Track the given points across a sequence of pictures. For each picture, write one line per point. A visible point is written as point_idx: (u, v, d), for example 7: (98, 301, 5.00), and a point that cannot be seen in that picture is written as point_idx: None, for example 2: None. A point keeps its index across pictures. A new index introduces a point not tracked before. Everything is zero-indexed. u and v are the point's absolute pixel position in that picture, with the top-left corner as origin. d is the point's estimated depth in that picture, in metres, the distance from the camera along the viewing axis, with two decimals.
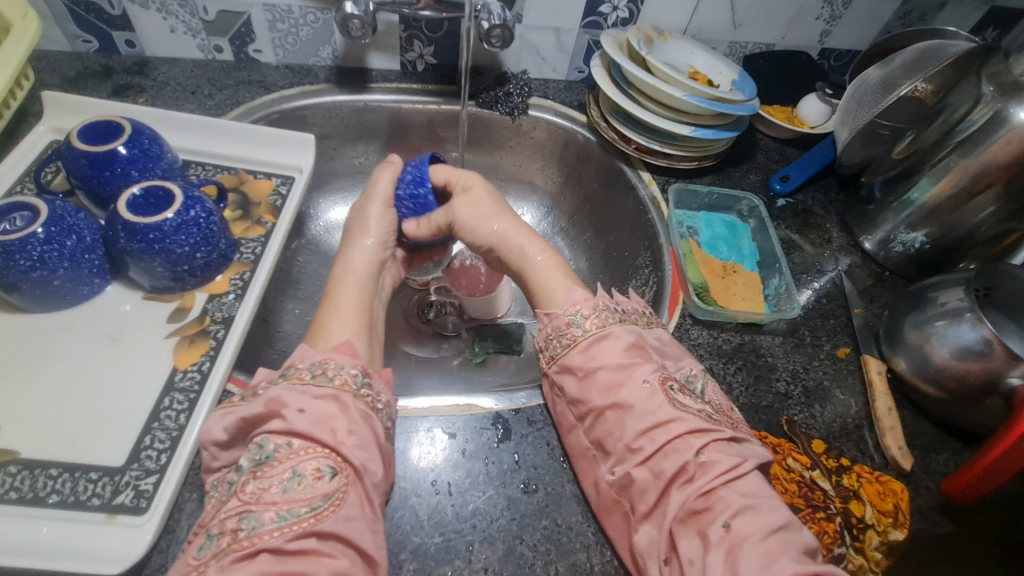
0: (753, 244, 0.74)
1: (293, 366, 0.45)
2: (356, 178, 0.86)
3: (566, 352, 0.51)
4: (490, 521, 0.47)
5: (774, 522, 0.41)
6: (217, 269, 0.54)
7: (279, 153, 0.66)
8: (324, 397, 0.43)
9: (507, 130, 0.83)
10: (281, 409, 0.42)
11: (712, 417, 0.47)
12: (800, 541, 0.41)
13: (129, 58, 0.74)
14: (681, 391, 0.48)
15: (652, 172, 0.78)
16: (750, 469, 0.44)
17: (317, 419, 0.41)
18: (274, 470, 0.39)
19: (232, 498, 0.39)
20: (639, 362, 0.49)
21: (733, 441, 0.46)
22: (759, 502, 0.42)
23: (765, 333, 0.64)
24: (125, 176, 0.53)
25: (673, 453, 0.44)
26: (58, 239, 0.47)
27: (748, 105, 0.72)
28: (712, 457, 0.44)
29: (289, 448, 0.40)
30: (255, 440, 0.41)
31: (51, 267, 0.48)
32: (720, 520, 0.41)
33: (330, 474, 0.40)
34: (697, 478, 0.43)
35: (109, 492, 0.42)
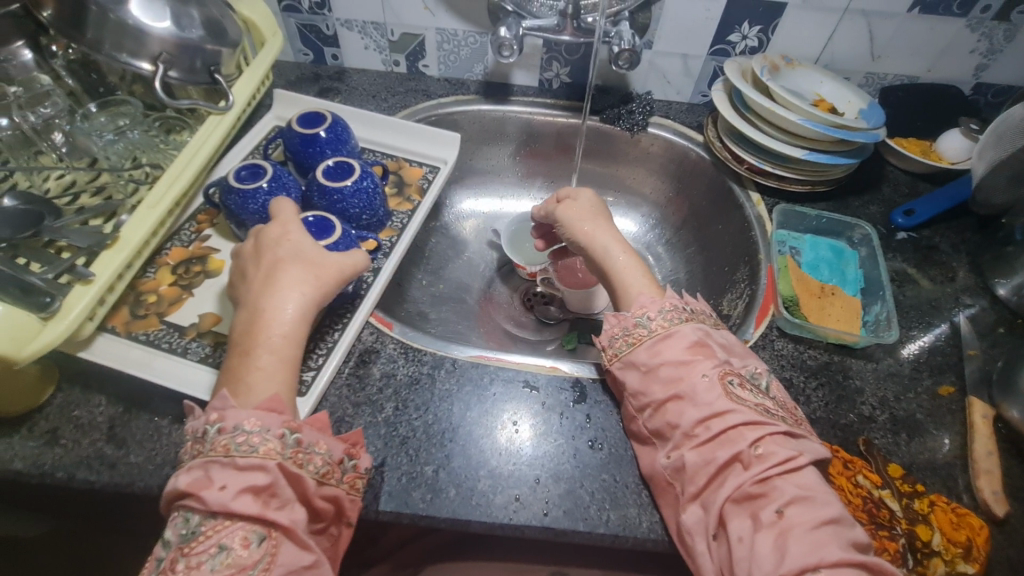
0: (859, 271, 0.73)
1: (219, 428, 0.45)
2: (488, 177, 0.99)
3: (631, 351, 0.55)
4: (558, 463, 0.54)
5: (826, 515, 0.43)
6: (373, 230, 0.70)
7: (432, 147, 0.80)
8: (246, 469, 0.43)
9: (626, 144, 0.91)
10: (206, 486, 0.43)
11: (770, 411, 0.50)
12: (850, 534, 0.43)
13: (332, 68, 0.94)
14: (740, 386, 0.51)
15: (762, 193, 0.81)
16: (806, 461, 0.47)
17: (241, 491, 0.43)
18: (200, 546, 0.41)
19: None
20: (700, 358, 0.52)
21: (790, 435, 0.49)
22: (815, 493, 0.45)
23: (857, 356, 0.64)
24: (322, 154, 0.70)
25: (727, 444, 0.48)
26: (275, 192, 0.65)
27: (871, 133, 0.73)
28: (769, 449, 0.47)
29: (213, 523, 0.42)
30: (179, 516, 0.43)
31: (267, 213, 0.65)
32: (773, 506, 0.44)
33: (258, 540, 0.42)
34: (752, 464, 0.46)
35: None
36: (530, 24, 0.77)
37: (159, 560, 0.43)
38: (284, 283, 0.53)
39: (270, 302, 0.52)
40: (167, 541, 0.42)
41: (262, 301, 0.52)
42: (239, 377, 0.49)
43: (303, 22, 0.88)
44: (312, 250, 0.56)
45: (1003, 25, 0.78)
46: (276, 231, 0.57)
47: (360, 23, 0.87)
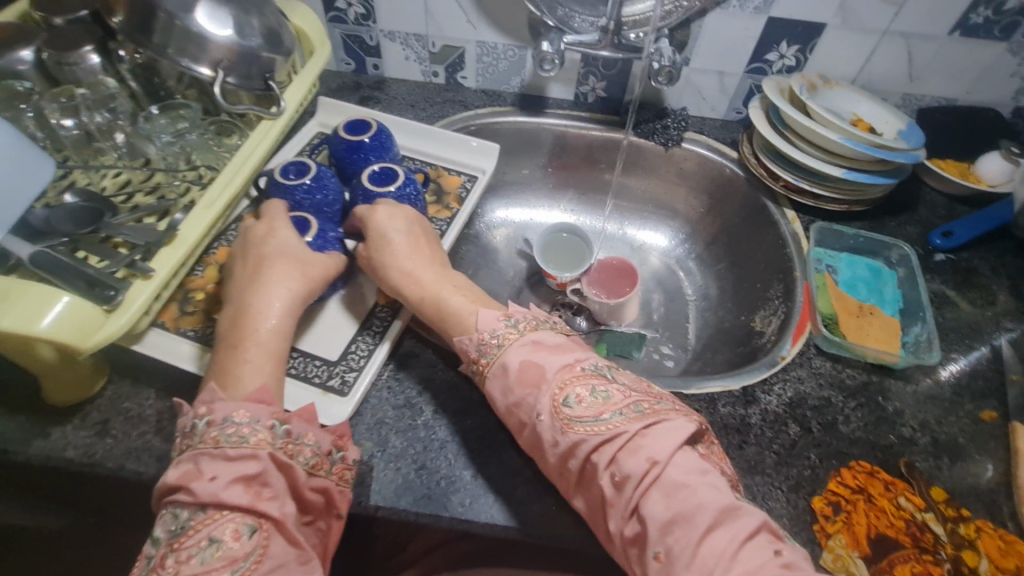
0: (897, 291, 0.72)
1: (207, 420, 0.46)
2: (519, 187, 1.01)
3: (488, 382, 0.53)
4: None
5: (700, 531, 0.41)
6: None
7: (470, 157, 0.82)
8: (236, 459, 0.44)
9: (660, 158, 0.92)
10: (195, 477, 0.43)
11: (622, 414, 0.47)
12: (744, 525, 0.41)
13: (373, 78, 0.97)
14: (576, 399, 0.48)
15: (798, 211, 0.81)
16: (663, 466, 0.44)
17: (227, 483, 0.43)
18: (188, 540, 0.41)
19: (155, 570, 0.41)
20: (530, 394, 0.50)
21: (638, 438, 0.45)
22: (678, 511, 0.42)
23: (897, 377, 0.63)
24: (366, 160, 0.72)
25: (595, 483, 0.46)
26: (315, 192, 0.66)
27: (911, 154, 0.73)
28: (625, 471, 0.44)
29: (202, 515, 0.42)
30: (167, 510, 0.43)
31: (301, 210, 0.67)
32: (650, 548, 0.42)
33: (249, 532, 0.42)
34: (620, 498, 0.44)
35: (327, 375, 0.58)
36: (571, 39, 0.79)
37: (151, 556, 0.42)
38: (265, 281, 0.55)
39: (253, 300, 0.54)
40: (158, 537, 0.42)
41: (249, 299, 0.55)
42: (226, 370, 0.51)
43: (348, 33, 0.91)
44: (294, 247, 0.59)
45: None
46: (261, 229, 0.60)
47: (403, 34, 0.90)
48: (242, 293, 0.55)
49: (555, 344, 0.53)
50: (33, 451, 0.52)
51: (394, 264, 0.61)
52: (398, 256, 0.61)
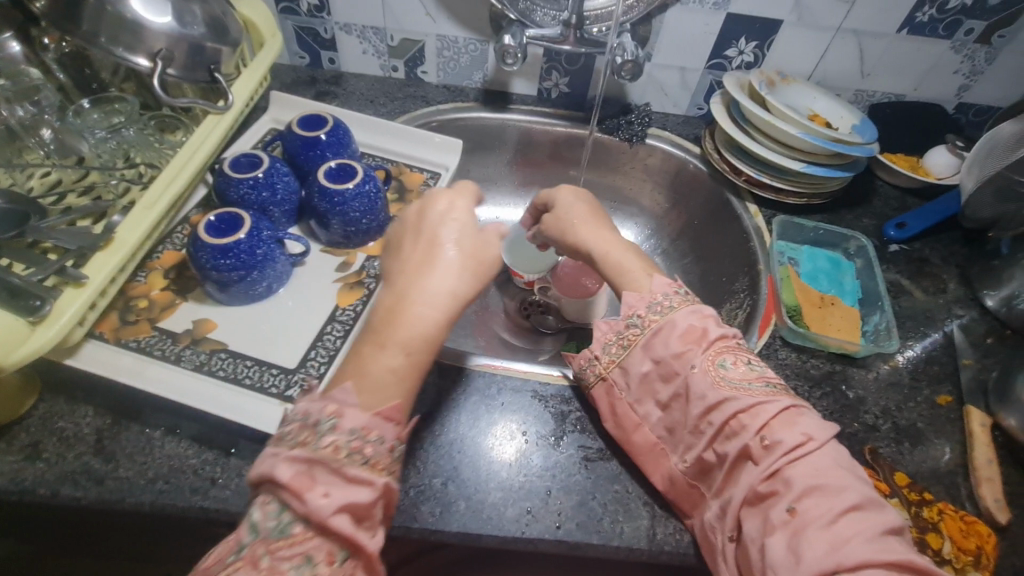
0: (856, 281, 0.74)
1: (328, 419, 0.39)
2: (484, 185, 0.99)
3: (627, 354, 0.54)
4: (568, 474, 0.53)
5: (840, 506, 0.41)
6: (373, 236, 0.68)
7: (432, 153, 0.79)
8: (356, 480, 0.38)
9: (625, 154, 0.92)
10: (308, 486, 0.37)
11: (768, 385, 0.49)
12: (881, 520, 0.41)
13: (328, 72, 0.93)
14: (733, 364, 0.50)
15: (760, 205, 0.82)
16: (817, 446, 0.45)
17: (343, 505, 0.37)
18: (282, 552, 0.36)
19: (240, 564, 0.36)
20: (693, 347, 0.51)
21: (795, 413, 0.47)
22: (824, 481, 0.43)
23: (858, 366, 0.64)
24: (323, 157, 0.69)
25: (733, 437, 0.47)
26: (260, 188, 0.63)
27: (865, 148, 0.74)
28: (776, 438, 0.46)
29: (303, 528, 0.36)
30: (273, 510, 0.37)
31: (246, 207, 0.64)
32: (783, 504, 0.43)
33: (342, 559, 0.37)
34: (763, 457, 0.45)
35: (283, 384, 0.55)
36: (534, 32, 0.77)
37: (242, 545, 0.37)
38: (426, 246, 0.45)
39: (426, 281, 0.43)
40: (254, 527, 0.37)
41: (413, 288, 0.43)
42: (359, 361, 0.43)
43: (300, 25, 0.87)
44: (465, 217, 0.47)
45: (985, 48, 0.81)
46: (443, 200, 0.48)
47: (359, 27, 0.86)
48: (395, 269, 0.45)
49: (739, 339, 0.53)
50: None
51: (579, 229, 0.60)
52: (568, 215, 0.61)
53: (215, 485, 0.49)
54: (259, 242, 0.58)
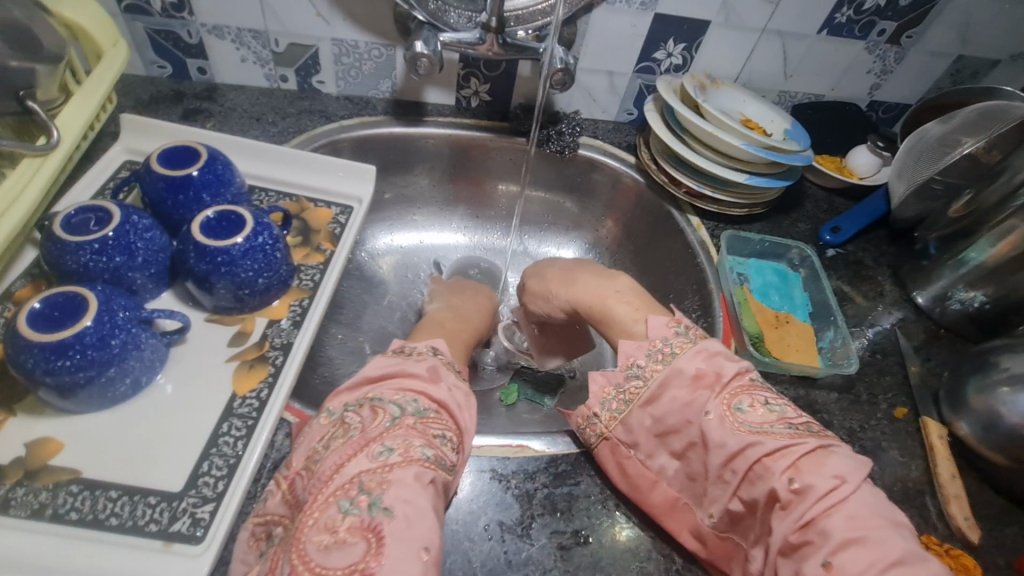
0: (804, 294, 0.73)
1: (424, 350, 0.49)
2: (404, 207, 0.88)
3: (629, 410, 0.48)
4: (543, 572, 0.45)
5: (887, 557, 0.35)
6: (275, 294, 0.55)
7: (340, 183, 0.67)
8: (454, 388, 0.46)
9: (556, 167, 0.84)
10: (435, 378, 0.45)
11: (792, 426, 0.43)
12: (929, 574, 0.35)
13: (199, 84, 0.76)
14: (751, 405, 0.44)
15: (702, 217, 0.78)
16: (851, 490, 0.39)
17: (454, 398, 0.45)
18: (431, 422, 0.42)
19: (398, 427, 0.40)
20: (703, 391, 0.45)
21: (824, 453, 0.41)
22: (866, 533, 0.37)
23: (820, 387, 0.62)
24: (198, 200, 0.54)
25: (758, 480, 0.41)
26: (110, 252, 0.48)
27: (803, 155, 0.72)
28: (806, 481, 0.40)
29: (436, 412, 0.43)
30: (411, 391, 0.43)
31: (92, 279, 0.48)
32: (819, 559, 0.37)
33: (455, 448, 0.43)
34: (794, 506, 0.39)
35: (166, 518, 0.42)
36: (448, 36, 0.67)
37: (395, 414, 0.41)
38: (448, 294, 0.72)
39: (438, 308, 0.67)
40: (405, 404, 0.42)
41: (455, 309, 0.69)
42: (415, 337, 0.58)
43: (154, 27, 0.70)
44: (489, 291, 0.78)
45: (894, 48, 0.82)
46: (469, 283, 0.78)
47: (233, 29, 0.71)
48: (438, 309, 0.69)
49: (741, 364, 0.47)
50: None
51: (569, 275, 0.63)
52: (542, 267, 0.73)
53: None
54: (114, 329, 0.44)
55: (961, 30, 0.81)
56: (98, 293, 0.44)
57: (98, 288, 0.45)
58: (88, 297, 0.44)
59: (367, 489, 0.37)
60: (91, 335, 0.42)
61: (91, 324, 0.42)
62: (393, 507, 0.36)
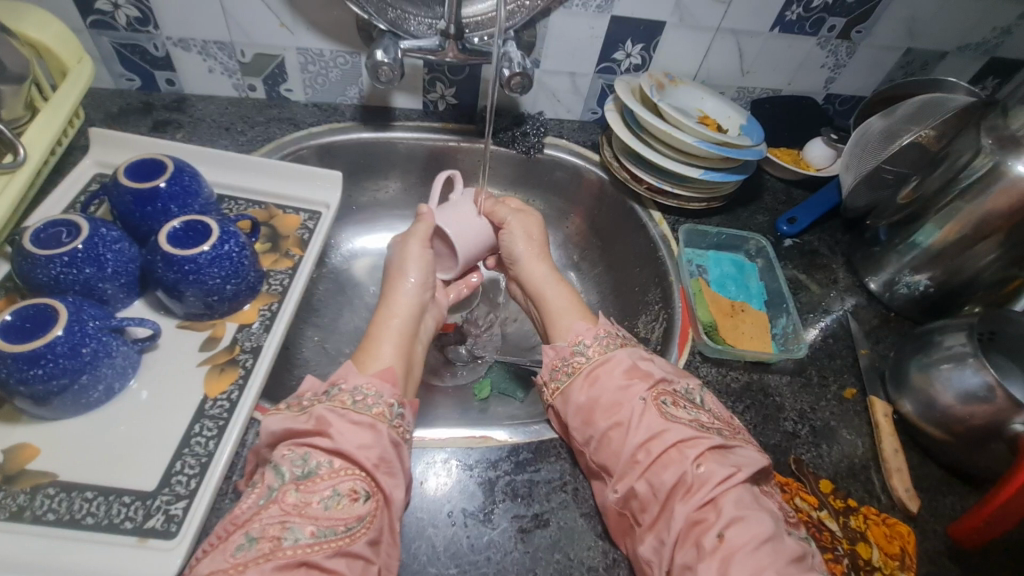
0: (760, 283, 0.76)
1: (337, 385, 0.50)
2: (377, 210, 0.89)
3: (571, 381, 0.55)
4: (504, 554, 0.48)
5: (763, 533, 0.43)
6: (244, 299, 0.57)
7: (307, 190, 0.69)
8: (360, 424, 0.47)
9: (522, 167, 0.87)
10: (328, 429, 0.46)
11: (706, 425, 0.50)
12: (788, 551, 0.43)
13: (168, 95, 0.78)
14: (673, 405, 0.52)
15: (663, 212, 0.81)
16: (742, 479, 0.46)
17: (358, 444, 0.46)
18: (316, 485, 0.44)
19: (272, 507, 0.42)
20: (637, 381, 0.53)
21: (726, 449, 0.49)
22: (749, 513, 0.44)
23: (773, 371, 0.65)
24: (166, 211, 0.56)
25: (671, 465, 0.47)
26: (80, 264, 0.50)
27: (755, 150, 0.75)
28: (710, 468, 0.47)
29: (330, 468, 0.45)
30: (297, 455, 0.45)
31: (63, 290, 0.50)
32: (714, 531, 0.44)
33: (365, 496, 0.44)
34: (695, 490, 0.46)
35: (141, 516, 0.44)
36: (408, 44, 0.69)
37: (270, 490, 0.43)
38: (413, 262, 0.65)
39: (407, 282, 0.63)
40: (282, 474, 0.44)
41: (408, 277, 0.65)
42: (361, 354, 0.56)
43: (120, 41, 0.71)
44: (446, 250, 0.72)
45: (845, 43, 0.85)
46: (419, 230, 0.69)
47: (198, 42, 0.73)
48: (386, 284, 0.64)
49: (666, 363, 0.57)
50: None
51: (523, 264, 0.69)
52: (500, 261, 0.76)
53: None
54: (85, 338, 0.46)
55: (908, 24, 0.84)
56: (69, 304, 0.46)
57: (68, 299, 0.47)
58: (59, 308, 0.46)
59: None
60: (60, 345, 0.44)
61: (61, 333, 0.44)
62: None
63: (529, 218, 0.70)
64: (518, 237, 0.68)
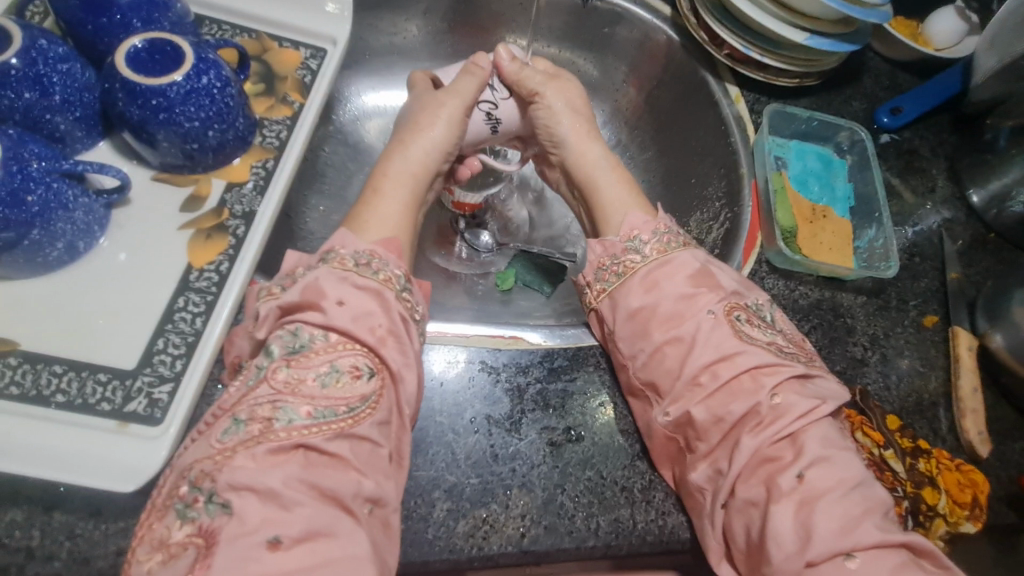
0: (848, 185, 0.64)
1: (333, 251, 0.41)
2: (393, 59, 0.74)
3: (621, 284, 0.46)
4: (530, 467, 0.43)
5: (850, 478, 0.37)
6: (233, 152, 0.47)
7: (309, 18, 0.55)
8: (363, 289, 0.39)
9: (574, 15, 0.70)
10: (320, 300, 0.38)
11: (783, 351, 0.42)
12: (878, 501, 0.37)
13: None
14: (748, 322, 0.43)
15: (742, 86, 0.66)
16: (827, 413, 0.39)
17: (356, 314, 0.38)
18: (310, 361, 0.36)
19: (261, 385, 0.36)
20: (704, 291, 0.44)
21: (806, 378, 0.41)
22: (835, 453, 0.38)
23: (848, 289, 0.56)
24: (126, 26, 0.43)
25: (741, 394, 0.40)
26: (16, 86, 0.39)
27: (879, 12, 0.59)
28: (788, 399, 0.39)
29: (325, 342, 0.37)
30: (289, 328, 0.38)
31: (0, 119, 0.40)
32: (792, 470, 0.37)
33: (368, 373, 0.37)
34: (769, 423, 0.39)
35: (120, 397, 0.38)
36: None
37: (258, 370, 0.36)
38: (444, 118, 0.52)
39: (421, 141, 0.52)
40: (270, 350, 0.37)
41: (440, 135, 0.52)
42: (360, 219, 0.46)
43: None
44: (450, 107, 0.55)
45: None
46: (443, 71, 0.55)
47: None
48: (401, 136, 0.52)
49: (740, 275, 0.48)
50: None
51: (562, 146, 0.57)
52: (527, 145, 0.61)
53: (34, 558, 0.34)
54: (28, 183, 0.36)
55: None
56: (4, 138, 0.36)
57: (4, 132, 0.37)
58: None
59: (197, 484, 0.33)
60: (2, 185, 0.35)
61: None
62: (230, 501, 0.32)
63: (567, 86, 0.56)
64: (560, 111, 0.55)
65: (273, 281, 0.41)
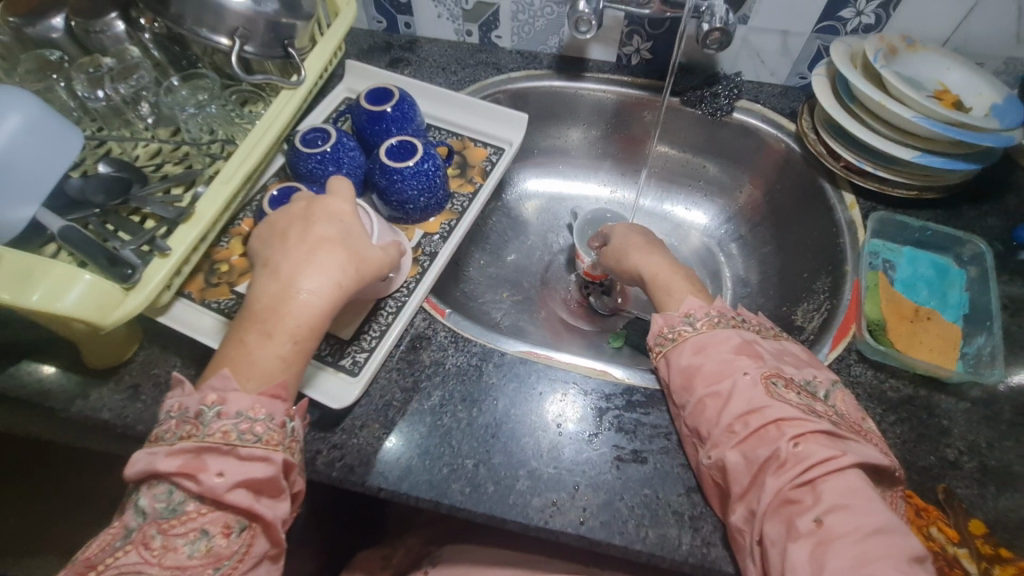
0: (963, 294, 0.65)
1: (219, 410, 0.43)
2: (554, 155, 0.95)
3: (675, 346, 0.54)
4: (597, 472, 0.53)
5: (870, 525, 0.41)
6: (431, 214, 0.69)
7: (498, 128, 0.78)
8: (248, 459, 0.42)
9: (705, 128, 0.84)
10: (199, 470, 0.41)
11: (816, 412, 0.48)
12: (906, 548, 0.41)
13: (404, 37, 0.91)
14: (784, 387, 0.50)
15: (859, 194, 0.72)
16: (849, 463, 0.44)
17: (237, 482, 0.41)
18: (179, 528, 0.40)
19: (132, 546, 0.40)
20: (747, 358, 0.51)
21: (835, 435, 0.46)
22: (854, 502, 0.42)
23: (950, 392, 0.57)
24: (388, 131, 0.70)
25: (766, 439, 0.46)
26: (326, 163, 0.66)
27: (1002, 136, 0.62)
28: (809, 447, 0.45)
29: (197, 506, 0.41)
30: (167, 488, 0.41)
31: (312, 180, 0.67)
32: (811, 515, 0.42)
33: (238, 530, 0.41)
34: (788, 466, 0.45)
35: (337, 354, 0.57)
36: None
37: (128, 530, 0.41)
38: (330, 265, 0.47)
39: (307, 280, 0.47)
40: (143, 511, 0.41)
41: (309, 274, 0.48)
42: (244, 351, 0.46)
43: None
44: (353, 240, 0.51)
45: None
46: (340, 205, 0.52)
47: None
48: (297, 277, 0.47)
49: (798, 353, 0.54)
50: (74, 410, 0.56)
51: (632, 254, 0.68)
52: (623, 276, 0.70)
53: None
54: None
55: None
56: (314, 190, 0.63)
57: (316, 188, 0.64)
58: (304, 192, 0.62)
59: None
60: None
61: None
62: None
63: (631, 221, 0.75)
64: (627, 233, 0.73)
65: (160, 418, 0.44)
